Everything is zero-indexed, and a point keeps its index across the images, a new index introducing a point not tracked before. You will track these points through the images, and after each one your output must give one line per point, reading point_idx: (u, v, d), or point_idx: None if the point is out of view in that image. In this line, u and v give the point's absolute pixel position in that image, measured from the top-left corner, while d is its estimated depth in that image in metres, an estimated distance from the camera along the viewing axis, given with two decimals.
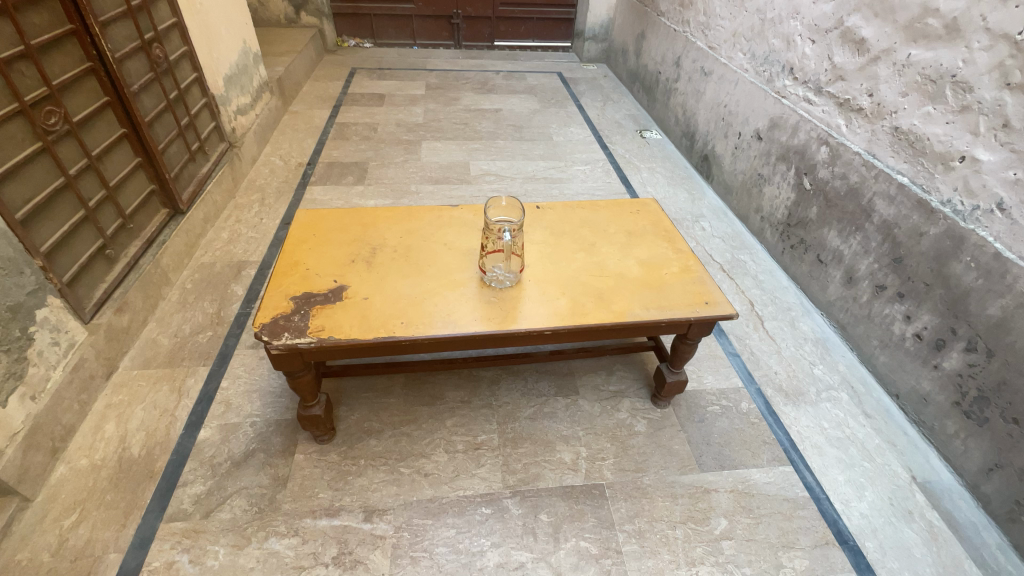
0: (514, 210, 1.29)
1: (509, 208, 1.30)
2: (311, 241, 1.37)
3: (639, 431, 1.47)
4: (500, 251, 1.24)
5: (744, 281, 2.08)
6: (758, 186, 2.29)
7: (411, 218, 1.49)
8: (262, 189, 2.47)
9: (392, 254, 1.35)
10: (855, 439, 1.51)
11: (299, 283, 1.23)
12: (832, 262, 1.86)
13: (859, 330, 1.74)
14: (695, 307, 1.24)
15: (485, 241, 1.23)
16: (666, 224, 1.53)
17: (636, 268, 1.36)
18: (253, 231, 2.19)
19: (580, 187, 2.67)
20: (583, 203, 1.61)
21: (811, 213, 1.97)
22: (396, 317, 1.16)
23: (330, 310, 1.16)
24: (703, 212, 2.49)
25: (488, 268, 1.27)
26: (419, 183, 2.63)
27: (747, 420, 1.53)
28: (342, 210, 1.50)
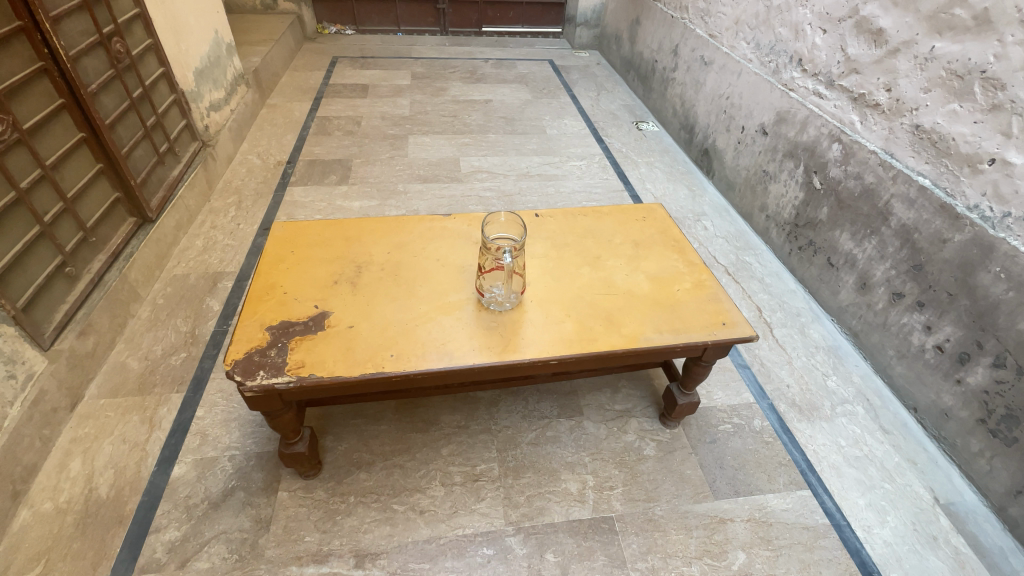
0: (515, 227, 1.14)
1: (509, 223, 1.15)
2: (290, 259, 1.25)
3: (648, 455, 1.38)
4: (498, 270, 1.12)
5: (750, 284, 1.99)
6: (762, 183, 2.19)
7: (400, 230, 1.37)
8: (239, 191, 2.32)
9: (379, 273, 1.23)
10: (874, 458, 1.44)
11: (276, 309, 1.11)
12: (844, 266, 1.77)
13: (874, 338, 1.67)
14: (712, 328, 1.15)
15: (482, 260, 1.12)
16: (675, 232, 1.43)
17: (646, 284, 1.26)
18: (231, 238, 2.04)
19: (576, 184, 2.55)
20: (584, 209, 1.50)
21: (820, 214, 1.87)
22: (386, 348, 1.04)
23: (310, 342, 1.04)
24: (705, 210, 2.39)
25: (486, 289, 1.15)
26: (407, 181, 2.49)
27: (761, 440, 1.45)
28: (323, 221, 1.38)
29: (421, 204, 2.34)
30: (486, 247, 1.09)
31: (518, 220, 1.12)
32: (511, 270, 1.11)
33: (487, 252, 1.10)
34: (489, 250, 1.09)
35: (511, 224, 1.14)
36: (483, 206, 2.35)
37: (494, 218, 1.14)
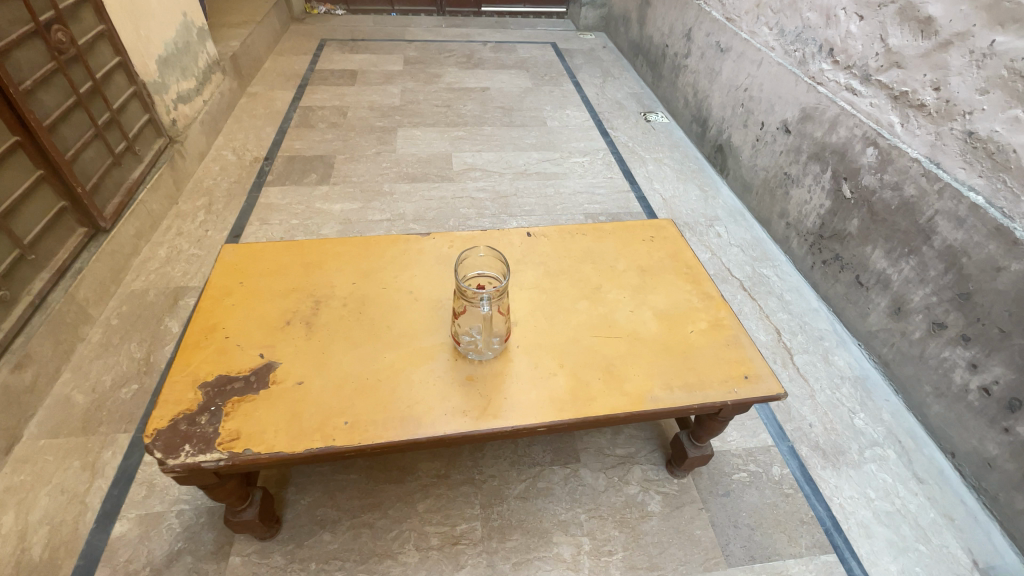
0: (499, 267, 0.93)
1: (491, 260, 0.93)
2: (238, 292, 1.07)
3: (652, 512, 1.22)
4: (473, 316, 0.92)
5: (768, 302, 1.81)
6: (784, 187, 1.98)
7: (370, 253, 1.19)
8: (211, 192, 2.14)
9: (340, 310, 1.05)
10: (908, 514, 1.26)
11: (214, 359, 0.94)
12: (876, 287, 1.59)
13: (908, 370, 1.49)
14: (732, 384, 0.96)
15: (455, 303, 0.93)
16: (688, 256, 1.24)
17: (654, 323, 1.07)
18: (197, 248, 1.87)
19: (578, 183, 2.34)
20: (584, 226, 1.31)
21: (850, 226, 1.68)
22: (340, 413, 0.87)
23: (250, 405, 0.87)
24: (718, 214, 2.19)
25: (458, 330, 0.96)
26: (394, 180, 2.29)
27: (781, 491, 1.28)
28: (282, 242, 1.20)
29: (408, 206, 2.15)
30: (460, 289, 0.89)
31: (500, 257, 0.91)
32: (489, 316, 0.91)
33: (460, 293, 0.89)
34: (463, 294, 0.89)
35: (495, 261, 0.93)
36: (475, 209, 2.15)
37: (475, 251, 0.93)
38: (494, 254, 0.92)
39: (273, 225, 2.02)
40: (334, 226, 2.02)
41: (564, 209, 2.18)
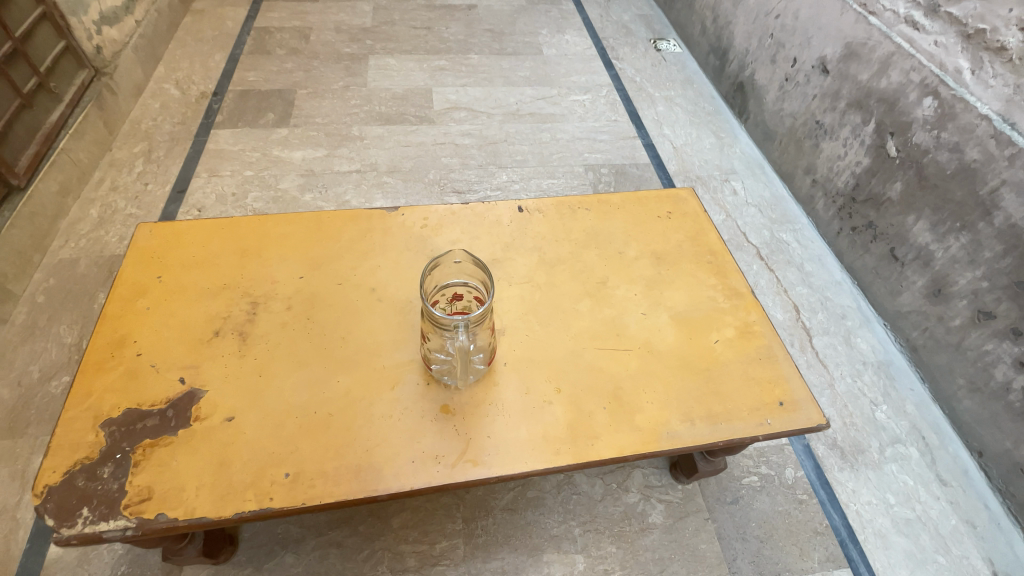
0: (481, 278, 0.72)
1: (471, 268, 0.72)
2: (156, 292, 0.87)
3: (654, 524, 1.10)
4: (443, 341, 0.71)
5: (787, 274, 1.62)
6: (814, 139, 1.74)
7: (323, 234, 0.96)
8: (151, 136, 1.86)
9: (284, 314, 0.84)
10: (929, 521, 1.16)
11: (122, 387, 0.76)
12: (914, 264, 1.41)
13: (940, 359, 1.34)
14: (764, 413, 0.79)
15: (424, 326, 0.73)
16: (711, 238, 1.02)
17: (671, 330, 0.88)
18: (136, 207, 1.65)
19: (577, 127, 2.04)
20: (586, 197, 1.07)
21: (891, 190, 1.47)
22: (279, 462, 0.69)
23: (165, 452, 0.70)
24: (734, 167, 1.94)
25: (427, 354, 0.76)
26: (364, 122, 1.99)
27: (795, 498, 1.16)
28: (214, 221, 0.97)
29: (381, 153, 1.87)
30: (426, 309, 0.68)
31: (482, 266, 0.69)
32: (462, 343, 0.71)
33: (426, 314, 0.69)
34: (429, 316, 0.68)
35: (475, 270, 0.72)
36: (458, 158, 1.88)
37: (451, 255, 0.72)
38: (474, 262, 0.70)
39: (224, 176, 1.76)
40: (295, 179, 1.77)
41: (560, 159, 1.91)
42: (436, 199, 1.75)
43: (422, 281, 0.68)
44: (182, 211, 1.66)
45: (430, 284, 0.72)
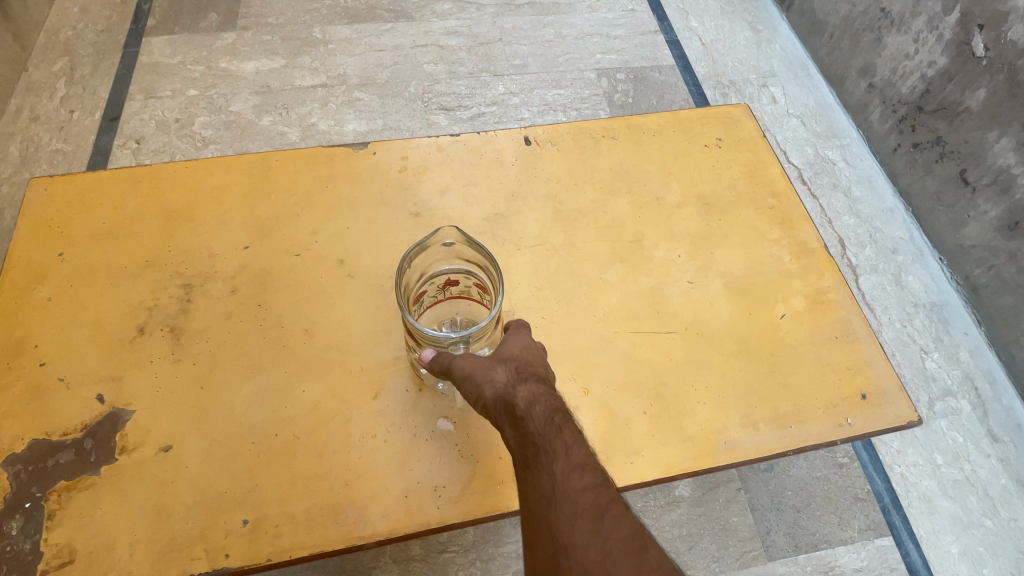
0: (482, 266, 0.55)
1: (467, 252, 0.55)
2: (58, 276, 0.66)
3: (681, 497, 1.01)
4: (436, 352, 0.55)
5: (832, 201, 1.41)
6: (875, 32, 1.43)
7: (270, 186, 0.73)
8: (71, 50, 1.54)
9: (228, 301, 0.65)
10: (977, 482, 1.07)
11: (24, 411, 0.58)
12: (987, 190, 1.21)
13: (1004, 302, 1.20)
14: (844, 411, 0.63)
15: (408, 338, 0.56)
16: (774, 174, 0.80)
17: (726, 304, 0.69)
18: (62, 140, 1.39)
19: (587, 20, 1.67)
20: (613, 121, 0.83)
21: (971, 99, 1.23)
22: (235, 505, 0.55)
23: (88, 499, 0.54)
24: (774, 68, 1.63)
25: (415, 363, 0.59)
26: (327, 20, 1.62)
27: (834, 463, 1.06)
28: (127, 171, 0.74)
29: (350, 61, 1.55)
30: (408, 316, 0.51)
31: (481, 250, 0.52)
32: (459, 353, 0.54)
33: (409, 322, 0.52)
34: (412, 324, 0.51)
35: (474, 255, 0.54)
36: (444, 65, 1.55)
37: (440, 235, 0.54)
38: (471, 246, 0.53)
39: (164, 97, 1.46)
40: (249, 98, 1.47)
41: (567, 62, 1.59)
42: (421, 119, 1.47)
43: (401, 275, 0.51)
44: (116, 143, 1.39)
45: (414, 274, 0.55)
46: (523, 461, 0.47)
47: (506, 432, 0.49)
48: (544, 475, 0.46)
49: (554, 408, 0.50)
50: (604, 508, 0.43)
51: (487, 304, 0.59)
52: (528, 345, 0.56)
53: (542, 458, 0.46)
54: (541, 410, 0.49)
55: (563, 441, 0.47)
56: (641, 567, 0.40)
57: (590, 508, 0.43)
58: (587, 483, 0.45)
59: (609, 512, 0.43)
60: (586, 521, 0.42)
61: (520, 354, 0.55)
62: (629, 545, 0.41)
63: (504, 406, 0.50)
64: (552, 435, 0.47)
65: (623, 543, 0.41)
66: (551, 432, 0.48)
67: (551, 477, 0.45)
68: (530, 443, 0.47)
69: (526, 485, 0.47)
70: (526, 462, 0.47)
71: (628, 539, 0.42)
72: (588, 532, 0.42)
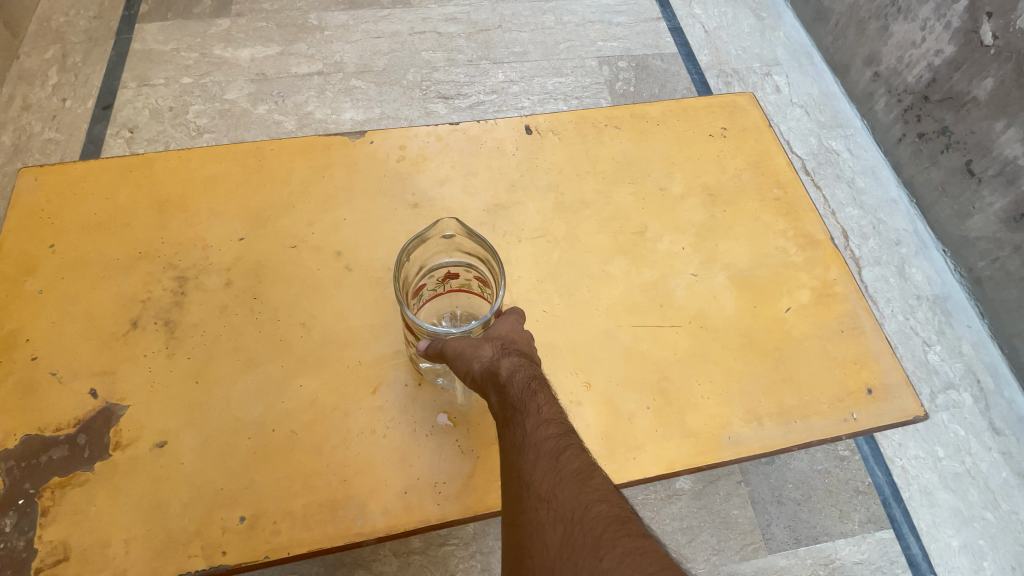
0: (483, 259, 0.53)
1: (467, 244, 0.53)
2: (49, 268, 0.65)
3: (682, 491, 1.01)
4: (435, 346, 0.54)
5: (835, 192, 1.40)
6: (881, 20, 1.40)
7: (265, 176, 0.72)
8: (63, 37, 1.51)
9: (222, 294, 0.64)
10: (978, 474, 1.07)
11: (15, 407, 0.57)
12: (993, 181, 1.19)
13: (1008, 295, 1.19)
14: (850, 406, 0.63)
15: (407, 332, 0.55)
16: (779, 164, 0.78)
17: (731, 297, 0.68)
18: (53, 129, 1.37)
19: (588, 6, 1.64)
20: (616, 110, 0.81)
21: (978, 88, 1.21)
22: (232, 502, 0.54)
23: (82, 495, 0.53)
24: (778, 56, 1.60)
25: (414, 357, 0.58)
26: (323, 6, 1.59)
27: (836, 456, 1.06)
28: (118, 161, 0.72)
29: (347, 48, 1.52)
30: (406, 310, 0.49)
31: (482, 243, 0.50)
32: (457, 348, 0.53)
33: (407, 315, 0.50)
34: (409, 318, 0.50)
35: (474, 247, 0.53)
36: (443, 53, 1.53)
37: (440, 227, 0.52)
38: (471, 238, 0.51)
39: (157, 85, 1.44)
40: (245, 86, 1.44)
41: (568, 49, 1.56)
42: (419, 108, 1.44)
43: (399, 268, 0.50)
44: (109, 132, 1.37)
45: (413, 267, 0.54)
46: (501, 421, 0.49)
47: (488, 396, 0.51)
48: (517, 430, 0.48)
49: (531, 374, 0.51)
50: (564, 452, 0.47)
51: (489, 298, 0.57)
52: (515, 320, 0.55)
53: (516, 416, 0.49)
54: (520, 376, 0.50)
55: (537, 402, 0.49)
56: (586, 490, 0.44)
57: (551, 452, 0.46)
58: (553, 433, 0.48)
59: (567, 453, 0.47)
60: (547, 462, 0.46)
61: (505, 329, 0.53)
62: (578, 474, 0.45)
63: (488, 376, 0.50)
64: (527, 396, 0.49)
65: (574, 473, 0.45)
66: (527, 394, 0.49)
67: (523, 432, 0.48)
68: (508, 405, 0.49)
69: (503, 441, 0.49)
70: (503, 420, 0.49)
71: (579, 471, 0.45)
72: (549, 470, 0.45)
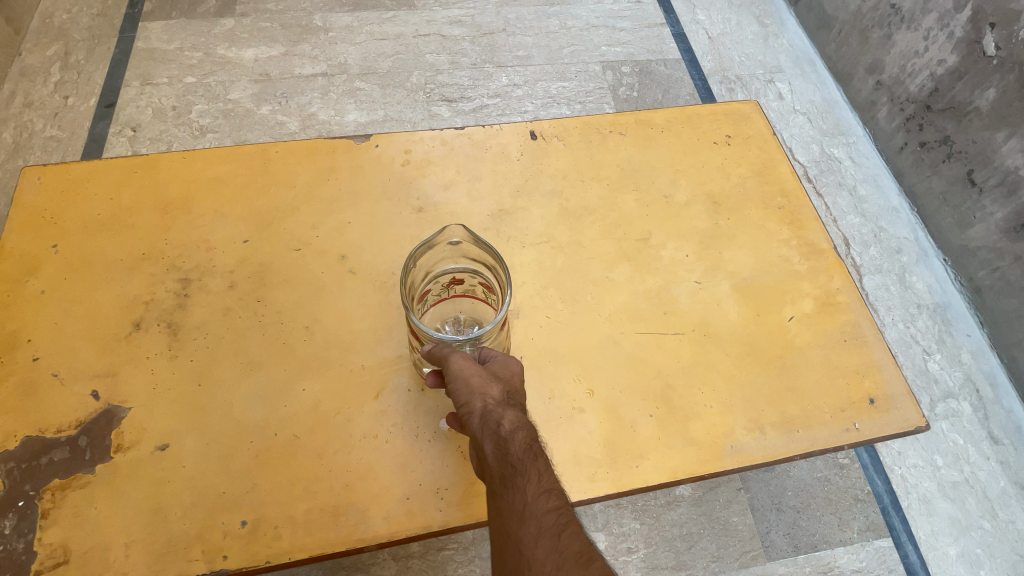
0: (490, 266, 0.53)
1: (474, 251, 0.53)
2: (52, 268, 0.65)
3: (682, 497, 1.01)
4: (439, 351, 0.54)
5: (837, 199, 1.40)
6: (884, 28, 1.41)
7: (269, 178, 0.71)
8: (66, 35, 1.51)
9: (226, 296, 0.64)
10: (976, 484, 1.08)
11: (17, 407, 0.57)
12: (995, 191, 1.20)
13: (1008, 305, 1.19)
14: (852, 416, 0.63)
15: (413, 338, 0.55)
16: (783, 173, 0.78)
17: (733, 305, 0.68)
18: (55, 127, 1.37)
19: (592, 11, 1.64)
20: (620, 116, 0.81)
21: (980, 98, 1.21)
22: (233, 506, 0.54)
23: (82, 498, 0.53)
24: (781, 63, 1.61)
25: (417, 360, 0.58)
26: (327, 7, 1.59)
27: (836, 464, 1.06)
28: (122, 162, 0.72)
29: (351, 50, 1.52)
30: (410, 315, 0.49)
31: (488, 250, 0.51)
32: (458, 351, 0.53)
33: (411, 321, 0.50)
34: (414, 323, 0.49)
35: (482, 254, 0.53)
36: (447, 55, 1.53)
37: (447, 234, 0.52)
38: (479, 246, 0.51)
39: (160, 84, 1.43)
40: (248, 86, 1.44)
41: (571, 54, 1.56)
42: (422, 110, 1.45)
43: (406, 274, 0.50)
44: (112, 130, 1.36)
45: (419, 273, 0.54)
46: (499, 480, 0.47)
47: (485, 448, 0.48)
48: (518, 495, 0.46)
49: (532, 435, 0.50)
50: (564, 530, 0.45)
51: (493, 303, 0.57)
52: (518, 368, 0.54)
53: (518, 480, 0.47)
54: (521, 436, 0.49)
55: (538, 468, 0.48)
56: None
57: (554, 529, 0.45)
58: (553, 508, 0.46)
59: (568, 532, 0.45)
60: (547, 540, 0.44)
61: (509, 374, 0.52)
62: (579, 557, 0.43)
63: (489, 427, 0.48)
64: (529, 460, 0.48)
65: (574, 556, 0.43)
66: (529, 459, 0.48)
67: (523, 499, 0.46)
68: (509, 465, 0.47)
69: (498, 503, 0.47)
70: (502, 480, 0.47)
71: (580, 554, 0.44)
72: (551, 550, 0.43)
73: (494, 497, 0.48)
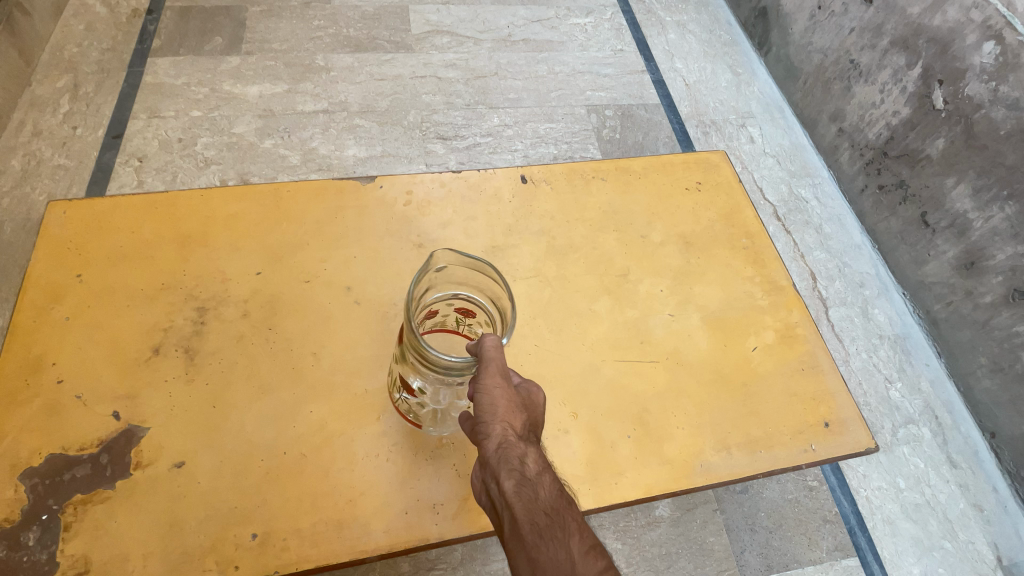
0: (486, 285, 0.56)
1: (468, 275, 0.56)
2: (76, 297, 0.70)
3: (661, 517, 1.06)
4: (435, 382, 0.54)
5: (804, 236, 1.50)
6: (845, 81, 1.54)
7: (281, 215, 0.78)
8: (76, 67, 1.58)
9: (239, 324, 0.69)
10: (937, 505, 1.15)
11: (42, 426, 0.61)
12: (946, 232, 1.31)
13: (962, 336, 1.29)
14: (809, 437, 0.70)
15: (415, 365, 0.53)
16: (748, 217, 0.87)
17: (703, 335, 0.75)
18: (64, 156, 1.42)
19: (578, 58, 1.76)
20: (602, 163, 0.89)
21: (931, 147, 1.33)
22: (245, 519, 0.58)
23: (103, 512, 0.57)
24: (752, 109, 1.73)
25: (405, 403, 0.62)
26: (329, 49, 1.69)
27: (805, 486, 1.12)
28: (143, 198, 0.78)
29: (351, 89, 1.61)
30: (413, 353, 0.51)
31: (479, 267, 0.53)
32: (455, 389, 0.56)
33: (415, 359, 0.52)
34: (421, 360, 0.51)
35: (470, 273, 0.55)
36: (442, 96, 1.63)
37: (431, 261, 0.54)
38: (471, 266, 0.54)
39: (167, 117, 1.50)
40: (252, 121, 1.52)
41: (559, 97, 1.67)
42: (418, 147, 1.53)
43: (409, 304, 0.51)
44: (119, 160, 1.42)
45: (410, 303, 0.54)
46: (536, 529, 0.47)
47: (514, 489, 0.49)
48: (560, 545, 0.46)
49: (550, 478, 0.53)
50: None
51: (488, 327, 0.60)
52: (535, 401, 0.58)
53: (557, 529, 0.47)
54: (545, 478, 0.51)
55: (566, 511, 0.50)
56: None
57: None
58: (593, 554, 0.47)
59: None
60: None
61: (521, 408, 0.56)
62: None
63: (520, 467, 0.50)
64: (557, 503, 0.50)
65: None
66: (557, 503, 0.50)
67: (568, 550, 0.46)
68: (546, 511, 0.48)
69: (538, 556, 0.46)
70: (538, 529, 0.47)
71: None
72: None
73: (529, 551, 0.46)
